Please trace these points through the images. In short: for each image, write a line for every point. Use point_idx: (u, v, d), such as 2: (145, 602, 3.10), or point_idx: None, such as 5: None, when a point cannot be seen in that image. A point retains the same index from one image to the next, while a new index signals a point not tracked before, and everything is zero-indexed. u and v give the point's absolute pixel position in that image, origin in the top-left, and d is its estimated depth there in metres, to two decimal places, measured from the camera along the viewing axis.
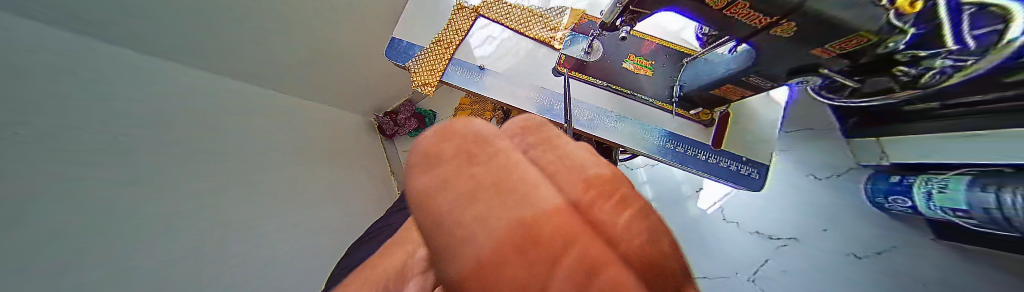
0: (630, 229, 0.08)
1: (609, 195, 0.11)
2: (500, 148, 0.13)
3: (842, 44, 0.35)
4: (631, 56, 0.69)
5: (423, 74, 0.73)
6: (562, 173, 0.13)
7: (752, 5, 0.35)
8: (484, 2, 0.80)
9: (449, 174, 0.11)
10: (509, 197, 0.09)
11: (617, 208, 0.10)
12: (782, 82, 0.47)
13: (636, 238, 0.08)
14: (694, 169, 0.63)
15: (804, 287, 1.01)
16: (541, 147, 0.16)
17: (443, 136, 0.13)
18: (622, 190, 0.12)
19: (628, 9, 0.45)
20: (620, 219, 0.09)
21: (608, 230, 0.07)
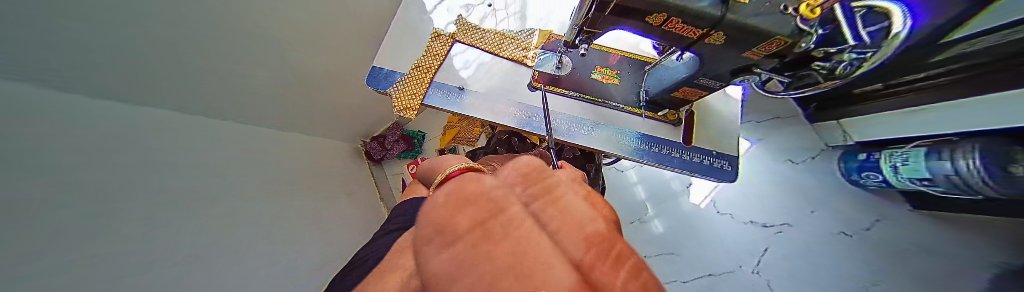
0: (631, 280, 0.06)
1: (608, 250, 0.09)
2: (506, 213, 0.14)
3: (766, 46, 0.41)
4: (598, 68, 0.74)
5: (405, 98, 0.75)
6: (561, 230, 0.12)
7: (684, 20, 0.40)
8: (459, 29, 0.86)
9: (462, 246, 0.11)
10: (496, 252, 0.09)
11: (619, 265, 0.08)
12: (728, 81, 0.52)
13: (637, 290, 0.05)
14: (672, 168, 0.66)
15: (806, 273, 1.02)
16: (542, 200, 0.16)
17: (461, 207, 0.16)
18: (626, 246, 0.10)
19: (583, 30, 0.50)
20: (618, 274, 0.06)
21: (592, 280, 0.06)
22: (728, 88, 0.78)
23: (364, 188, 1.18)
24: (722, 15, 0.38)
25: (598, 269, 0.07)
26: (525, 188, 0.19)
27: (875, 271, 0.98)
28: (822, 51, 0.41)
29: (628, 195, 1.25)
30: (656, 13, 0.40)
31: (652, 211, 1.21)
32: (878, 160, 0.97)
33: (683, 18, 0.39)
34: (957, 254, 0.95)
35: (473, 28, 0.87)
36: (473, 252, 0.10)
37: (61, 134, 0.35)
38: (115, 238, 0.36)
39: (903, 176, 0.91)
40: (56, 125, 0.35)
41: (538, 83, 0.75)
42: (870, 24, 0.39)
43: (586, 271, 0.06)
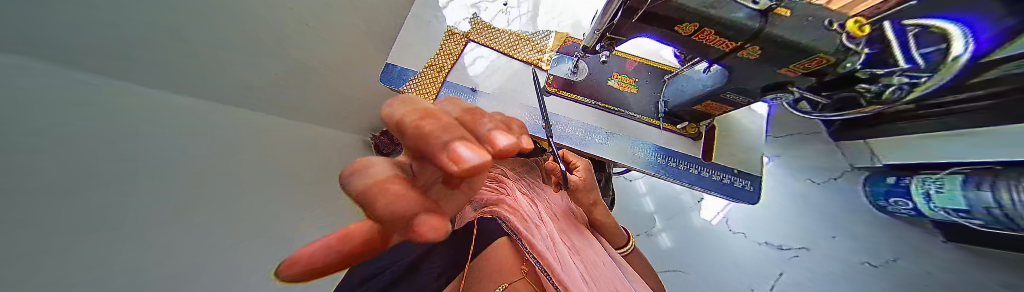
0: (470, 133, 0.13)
1: (475, 120, 0.16)
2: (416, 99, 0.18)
3: (806, 63, 0.38)
4: (615, 75, 0.72)
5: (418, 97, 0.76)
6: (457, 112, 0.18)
7: (718, 31, 0.38)
8: (473, 28, 0.86)
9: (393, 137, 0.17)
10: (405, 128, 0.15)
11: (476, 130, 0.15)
12: (758, 98, 0.49)
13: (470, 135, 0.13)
14: (689, 185, 0.63)
15: None
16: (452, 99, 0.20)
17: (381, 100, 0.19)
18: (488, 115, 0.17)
19: (605, 36, 0.48)
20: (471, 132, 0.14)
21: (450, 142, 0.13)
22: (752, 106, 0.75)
23: None
24: (760, 27, 0.35)
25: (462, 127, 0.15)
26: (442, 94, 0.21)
27: None
28: (868, 71, 0.37)
29: (636, 205, 1.21)
30: (687, 23, 0.38)
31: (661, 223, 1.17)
32: (907, 185, 0.90)
33: (716, 29, 0.37)
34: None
35: (488, 28, 0.87)
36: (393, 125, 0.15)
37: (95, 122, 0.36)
38: (132, 217, 0.34)
39: (936, 205, 0.83)
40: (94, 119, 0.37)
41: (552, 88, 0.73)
42: (925, 43, 0.36)
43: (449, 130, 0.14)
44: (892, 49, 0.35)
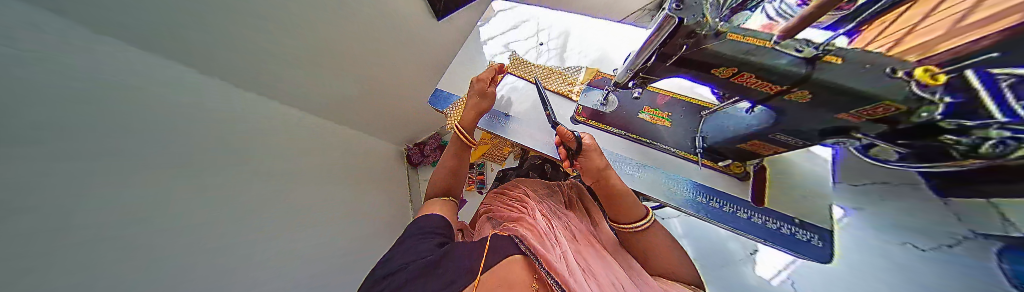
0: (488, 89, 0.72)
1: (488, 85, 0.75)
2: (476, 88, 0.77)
3: (869, 110, 0.35)
4: (647, 108, 0.72)
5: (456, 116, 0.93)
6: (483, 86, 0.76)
7: (759, 75, 0.39)
8: (512, 63, 0.99)
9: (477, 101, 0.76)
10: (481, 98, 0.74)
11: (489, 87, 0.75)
12: (817, 141, 0.46)
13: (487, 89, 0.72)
14: (737, 230, 0.57)
15: None
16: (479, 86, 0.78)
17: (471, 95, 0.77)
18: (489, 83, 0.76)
19: (639, 75, 0.54)
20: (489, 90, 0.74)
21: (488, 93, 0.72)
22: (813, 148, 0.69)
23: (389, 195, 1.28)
24: (809, 71, 0.35)
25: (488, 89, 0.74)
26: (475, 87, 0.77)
27: None
28: (955, 121, 0.34)
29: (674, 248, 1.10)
30: (723, 67, 0.41)
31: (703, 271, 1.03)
32: None
33: (756, 74, 0.39)
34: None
35: (523, 63, 0.99)
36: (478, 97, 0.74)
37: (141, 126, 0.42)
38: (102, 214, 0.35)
39: None
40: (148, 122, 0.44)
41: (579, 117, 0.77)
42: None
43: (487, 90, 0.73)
44: (983, 101, 0.31)
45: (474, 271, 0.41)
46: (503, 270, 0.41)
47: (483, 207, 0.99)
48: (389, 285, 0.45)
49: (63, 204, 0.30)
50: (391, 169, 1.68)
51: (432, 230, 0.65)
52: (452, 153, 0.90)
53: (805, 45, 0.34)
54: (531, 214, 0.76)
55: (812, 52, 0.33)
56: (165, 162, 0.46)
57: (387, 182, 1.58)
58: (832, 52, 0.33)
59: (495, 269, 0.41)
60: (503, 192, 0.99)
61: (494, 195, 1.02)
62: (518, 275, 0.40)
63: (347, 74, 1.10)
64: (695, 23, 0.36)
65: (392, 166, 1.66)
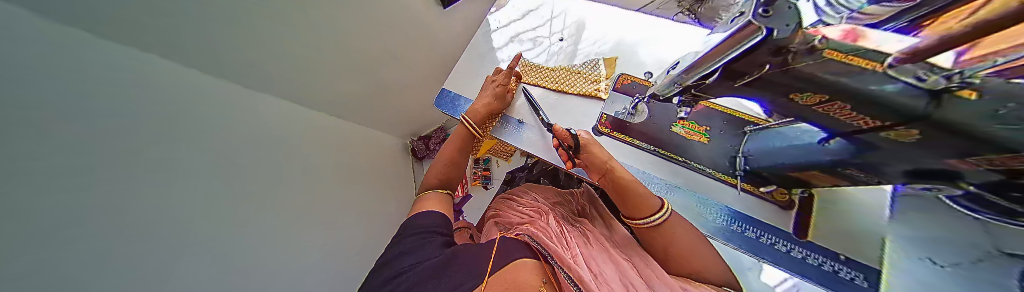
0: (500, 82, 0.88)
1: (502, 78, 0.89)
2: (491, 82, 0.90)
3: (996, 159, 0.26)
4: (681, 121, 0.71)
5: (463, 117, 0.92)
6: (496, 81, 0.89)
7: (853, 107, 0.33)
8: (525, 70, 0.97)
9: (490, 92, 0.88)
10: (495, 90, 0.87)
11: (502, 80, 0.88)
12: (901, 181, 0.39)
13: (500, 83, 0.88)
14: (769, 262, 0.62)
15: None
16: (495, 81, 0.89)
17: (485, 90, 0.89)
18: (503, 77, 0.89)
19: (689, 91, 0.51)
20: (501, 82, 0.88)
21: (501, 86, 0.87)
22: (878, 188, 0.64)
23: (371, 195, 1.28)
24: (929, 109, 0.26)
25: (501, 81, 0.88)
26: (491, 83, 0.90)
27: None
28: None
29: None
30: (807, 92, 0.35)
31: None
32: None
33: (853, 105, 0.32)
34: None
35: (534, 68, 0.97)
36: (492, 90, 0.88)
37: (63, 125, 0.45)
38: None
39: None
40: (51, 119, 0.43)
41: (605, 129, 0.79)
42: None
43: (501, 84, 0.88)
44: None
45: (479, 275, 0.48)
46: (513, 273, 0.48)
47: (490, 211, 0.96)
48: (405, 282, 0.52)
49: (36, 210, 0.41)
50: (397, 165, 1.75)
51: (431, 226, 0.66)
52: (456, 143, 0.85)
53: (929, 70, 0.22)
54: (542, 219, 0.74)
55: (946, 85, 0.22)
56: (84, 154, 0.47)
57: (393, 178, 1.65)
58: (980, 86, 0.20)
59: (506, 272, 0.48)
60: (511, 198, 0.94)
61: (501, 200, 0.98)
62: (524, 277, 0.47)
63: (332, 62, 1.10)
64: (788, 36, 0.28)
65: (385, 160, 1.64)
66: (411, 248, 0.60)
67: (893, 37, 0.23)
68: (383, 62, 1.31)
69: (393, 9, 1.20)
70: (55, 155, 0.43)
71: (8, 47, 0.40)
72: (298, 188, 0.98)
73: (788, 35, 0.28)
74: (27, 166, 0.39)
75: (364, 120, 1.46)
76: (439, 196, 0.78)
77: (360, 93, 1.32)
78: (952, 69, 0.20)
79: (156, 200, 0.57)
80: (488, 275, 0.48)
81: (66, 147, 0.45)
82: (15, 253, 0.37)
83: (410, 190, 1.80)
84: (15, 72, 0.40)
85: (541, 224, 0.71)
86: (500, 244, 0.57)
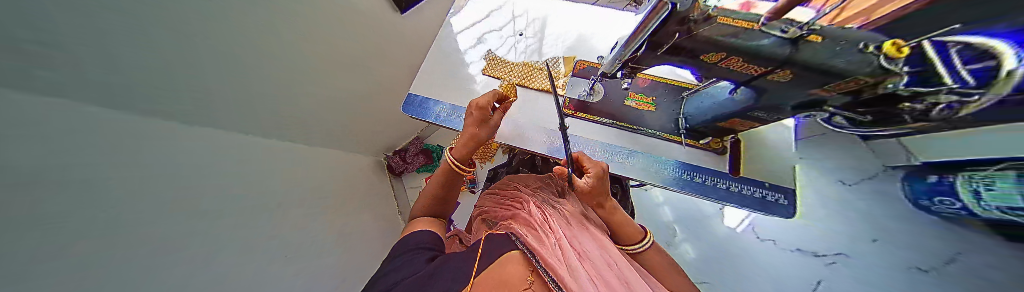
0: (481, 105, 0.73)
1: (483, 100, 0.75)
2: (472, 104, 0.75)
3: (838, 86, 0.36)
4: (631, 95, 0.79)
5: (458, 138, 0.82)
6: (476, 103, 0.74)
7: (745, 60, 0.40)
8: (488, 65, 1.00)
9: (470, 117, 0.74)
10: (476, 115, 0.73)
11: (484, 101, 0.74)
12: (789, 114, 0.49)
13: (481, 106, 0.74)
14: (717, 200, 0.70)
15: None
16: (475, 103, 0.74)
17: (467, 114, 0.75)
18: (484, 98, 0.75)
19: (628, 65, 0.58)
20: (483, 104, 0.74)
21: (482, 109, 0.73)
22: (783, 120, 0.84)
23: (360, 202, 1.43)
24: (790, 53, 0.35)
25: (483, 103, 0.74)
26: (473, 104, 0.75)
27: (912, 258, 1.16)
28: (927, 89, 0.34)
29: (654, 211, 1.78)
30: (712, 53, 0.42)
31: (679, 235, 1.68)
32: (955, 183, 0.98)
33: (745, 58, 0.40)
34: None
35: (501, 62, 1.00)
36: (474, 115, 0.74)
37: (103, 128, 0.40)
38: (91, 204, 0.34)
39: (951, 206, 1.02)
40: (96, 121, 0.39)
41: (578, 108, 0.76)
42: (969, 60, 0.30)
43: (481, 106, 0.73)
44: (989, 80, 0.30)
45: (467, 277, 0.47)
46: (498, 268, 0.49)
47: (478, 209, 0.97)
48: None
49: (122, 215, 0.39)
50: (371, 182, 1.67)
51: (420, 243, 0.63)
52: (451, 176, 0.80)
53: (790, 25, 0.33)
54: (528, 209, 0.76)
55: (800, 32, 0.32)
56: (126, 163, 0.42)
57: (369, 194, 1.57)
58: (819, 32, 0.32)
59: (492, 268, 0.49)
60: (497, 192, 0.96)
61: (489, 195, 0.99)
62: (511, 270, 0.48)
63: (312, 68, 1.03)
64: (688, 8, 0.35)
65: (359, 178, 1.55)
66: (398, 266, 0.54)
67: (765, 6, 0.35)
68: (360, 67, 1.27)
69: (366, 19, 1.19)
70: (111, 159, 0.39)
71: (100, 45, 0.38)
72: (297, 211, 0.93)
73: (689, 7, 0.34)
74: (94, 168, 0.36)
75: (335, 139, 1.36)
76: (428, 221, 0.75)
77: (335, 109, 1.27)
78: (805, 22, 0.32)
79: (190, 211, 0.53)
80: (476, 273, 0.48)
81: (122, 155, 0.42)
82: (123, 252, 0.37)
83: (389, 208, 1.72)
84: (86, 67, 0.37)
85: (525, 216, 0.73)
86: (484, 244, 0.59)
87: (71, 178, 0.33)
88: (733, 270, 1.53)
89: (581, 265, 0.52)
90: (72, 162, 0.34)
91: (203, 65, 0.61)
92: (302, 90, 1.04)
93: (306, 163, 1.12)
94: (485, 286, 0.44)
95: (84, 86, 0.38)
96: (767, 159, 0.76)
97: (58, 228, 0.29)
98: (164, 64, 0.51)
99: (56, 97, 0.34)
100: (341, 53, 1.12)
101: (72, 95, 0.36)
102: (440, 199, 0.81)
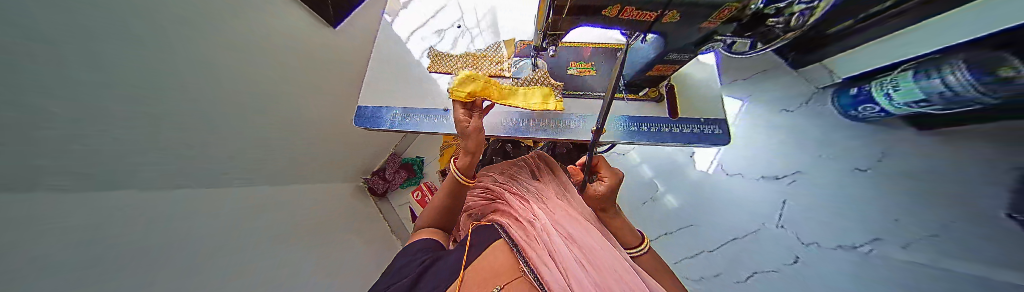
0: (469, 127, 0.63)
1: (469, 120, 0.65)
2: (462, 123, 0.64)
3: (720, 14, 0.47)
4: (575, 63, 0.92)
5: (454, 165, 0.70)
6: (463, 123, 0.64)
7: (637, 8, 0.46)
8: (433, 60, 0.96)
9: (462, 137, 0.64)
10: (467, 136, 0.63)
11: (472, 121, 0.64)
12: (695, 52, 0.60)
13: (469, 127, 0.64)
14: (662, 142, 0.76)
15: (804, 210, 1.50)
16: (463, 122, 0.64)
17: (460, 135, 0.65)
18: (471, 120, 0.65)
19: (548, 33, 0.61)
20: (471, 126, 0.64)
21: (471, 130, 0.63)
22: (703, 58, 0.95)
23: (343, 228, 1.40)
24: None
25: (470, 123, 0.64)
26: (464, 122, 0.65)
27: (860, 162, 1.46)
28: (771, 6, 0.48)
29: (636, 172, 1.86)
30: (610, 6, 0.47)
31: (661, 188, 1.81)
32: (873, 89, 1.36)
33: (634, 7, 0.45)
34: (984, 197, 1.03)
35: (445, 57, 0.97)
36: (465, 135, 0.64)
37: (66, 160, 0.41)
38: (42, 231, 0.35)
39: (896, 101, 1.26)
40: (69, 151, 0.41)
41: (534, 91, 0.83)
42: None
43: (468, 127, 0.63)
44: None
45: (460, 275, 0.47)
46: (487, 260, 0.50)
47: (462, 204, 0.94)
48: None
49: (74, 247, 0.39)
50: (351, 207, 1.62)
51: (425, 249, 0.58)
52: (447, 191, 0.69)
53: None
54: (511, 198, 0.75)
55: None
56: (75, 197, 0.42)
57: (351, 218, 1.53)
58: None
59: (481, 262, 0.50)
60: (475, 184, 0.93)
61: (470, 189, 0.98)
62: (501, 262, 0.50)
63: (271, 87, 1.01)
64: None
65: (336, 204, 1.49)
66: (400, 269, 0.52)
67: None
68: (309, 88, 1.24)
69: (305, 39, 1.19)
70: (63, 195, 0.40)
71: (96, 77, 0.42)
72: (274, 245, 0.91)
73: None
74: (55, 200, 0.38)
75: (304, 170, 1.31)
76: (430, 224, 0.70)
77: (296, 140, 1.23)
78: None
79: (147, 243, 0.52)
80: (466, 266, 0.49)
81: (73, 190, 0.42)
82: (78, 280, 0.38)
83: (381, 230, 1.70)
84: (84, 95, 0.41)
85: (506, 205, 0.72)
86: (471, 237, 0.59)
87: (38, 207, 0.35)
88: (710, 210, 1.69)
89: (565, 242, 0.53)
90: (38, 193, 0.35)
91: (176, 68, 0.60)
92: (268, 119, 1.03)
93: (277, 197, 1.08)
94: (476, 281, 0.45)
95: (72, 87, 0.38)
96: (697, 96, 0.84)
97: (28, 244, 0.32)
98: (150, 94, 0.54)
99: (71, 117, 0.39)
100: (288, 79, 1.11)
101: (69, 122, 0.39)
102: (449, 212, 0.68)
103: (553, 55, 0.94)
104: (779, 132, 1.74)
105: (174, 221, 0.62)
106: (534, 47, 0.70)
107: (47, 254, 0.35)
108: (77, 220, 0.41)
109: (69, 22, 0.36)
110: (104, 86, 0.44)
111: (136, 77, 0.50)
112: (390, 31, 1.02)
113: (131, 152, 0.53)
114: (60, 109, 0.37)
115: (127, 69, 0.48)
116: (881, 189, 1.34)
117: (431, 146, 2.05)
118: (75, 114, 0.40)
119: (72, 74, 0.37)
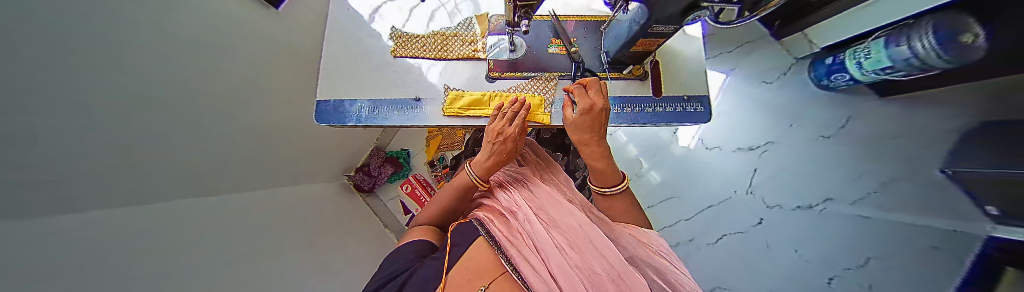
0: (507, 126, 0.67)
1: (506, 119, 0.68)
2: (500, 122, 0.68)
3: None
4: (554, 41, 0.86)
5: (477, 164, 0.67)
6: (501, 123, 0.67)
7: None
8: (398, 42, 0.86)
9: (496, 135, 0.66)
10: (504, 135, 0.66)
11: (509, 121, 0.67)
12: (681, 23, 0.56)
13: (506, 125, 0.67)
14: (643, 122, 0.74)
15: (768, 177, 1.63)
16: (503, 121, 0.67)
17: (495, 132, 0.67)
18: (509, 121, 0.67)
19: (519, 5, 0.55)
20: (509, 125, 0.67)
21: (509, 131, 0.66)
22: (690, 29, 0.89)
23: (341, 226, 1.38)
24: None
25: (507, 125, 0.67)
26: (501, 120, 0.68)
27: (825, 130, 1.58)
28: None
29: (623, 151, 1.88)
30: None
31: (646, 165, 1.86)
32: (845, 60, 1.40)
33: None
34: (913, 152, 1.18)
35: (411, 38, 0.87)
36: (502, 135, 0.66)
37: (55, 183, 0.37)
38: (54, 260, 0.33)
39: (867, 70, 1.31)
40: (56, 173, 0.37)
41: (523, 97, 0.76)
42: None
43: (505, 129, 0.66)
44: None
45: (439, 275, 0.42)
46: (467, 258, 0.44)
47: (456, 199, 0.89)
48: None
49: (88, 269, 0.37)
50: (343, 205, 1.57)
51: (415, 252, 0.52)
52: (450, 189, 0.68)
53: None
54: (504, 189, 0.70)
55: None
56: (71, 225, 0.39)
57: (346, 216, 1.50)
58: None
59: (463, 260, 0.44)
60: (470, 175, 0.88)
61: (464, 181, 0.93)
62: (483, 257, 0.44)
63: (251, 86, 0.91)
64: None
65: (326, 202, 1.44)
66: (380, 277, 0.46)
67: None
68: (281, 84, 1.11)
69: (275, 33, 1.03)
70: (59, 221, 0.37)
71: (65, 90, 0.36)
72: (277, 249, 0.90)
73: None
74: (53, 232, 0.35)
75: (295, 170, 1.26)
76: (424, 223, 0.66)
77: (272, 144, 1.11)
78: None
79: (155, 263, 0.50)
80: (448, 267, 0.43)
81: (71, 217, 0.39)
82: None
83: (373, 225, 1.65)
84: (63, 111, 0.36)
85: (493, 200, 0.69)
86: (453, 237, 0.52)
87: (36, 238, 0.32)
88: (690, 183, 1.78)
89: (547, 229, 0.52)
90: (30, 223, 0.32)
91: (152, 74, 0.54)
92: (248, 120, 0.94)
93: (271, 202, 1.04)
94: (458, 284, 0.39)
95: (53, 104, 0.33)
96: (680, 72, 0.81)
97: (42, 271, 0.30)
98: (126, 109, 0.49)
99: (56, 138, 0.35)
100: (269, 76, 1.01)
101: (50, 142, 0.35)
102: (452, 212, 0.68)
103: (529, 32, 0.86)
104: (759, 105, 1.79)
105: (186, 236, 0.61)
106: (507, 23, 0.63)
107: (50, 264, 0.32)
108: (75, 236, 0.39)
109: (53, 32, 0.33)
110: (79, 98, 0.39)
111: (114, 89, 0.45)
112: (343, 7, 0.87)
113: (97, 160, 0.45)
114: (46, 119, 0.33)
115: (105, 79, 0.43)
116: (837, 152, 1.49)
117: (414, 137, 1.96)
118: (56, 123, 0.35)
119: (48, 87, 0.33)
